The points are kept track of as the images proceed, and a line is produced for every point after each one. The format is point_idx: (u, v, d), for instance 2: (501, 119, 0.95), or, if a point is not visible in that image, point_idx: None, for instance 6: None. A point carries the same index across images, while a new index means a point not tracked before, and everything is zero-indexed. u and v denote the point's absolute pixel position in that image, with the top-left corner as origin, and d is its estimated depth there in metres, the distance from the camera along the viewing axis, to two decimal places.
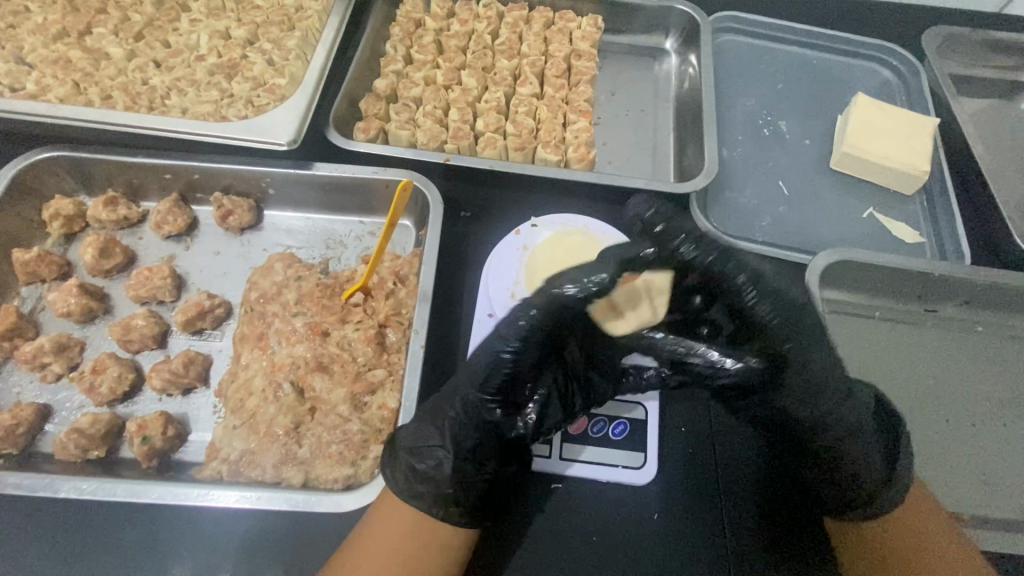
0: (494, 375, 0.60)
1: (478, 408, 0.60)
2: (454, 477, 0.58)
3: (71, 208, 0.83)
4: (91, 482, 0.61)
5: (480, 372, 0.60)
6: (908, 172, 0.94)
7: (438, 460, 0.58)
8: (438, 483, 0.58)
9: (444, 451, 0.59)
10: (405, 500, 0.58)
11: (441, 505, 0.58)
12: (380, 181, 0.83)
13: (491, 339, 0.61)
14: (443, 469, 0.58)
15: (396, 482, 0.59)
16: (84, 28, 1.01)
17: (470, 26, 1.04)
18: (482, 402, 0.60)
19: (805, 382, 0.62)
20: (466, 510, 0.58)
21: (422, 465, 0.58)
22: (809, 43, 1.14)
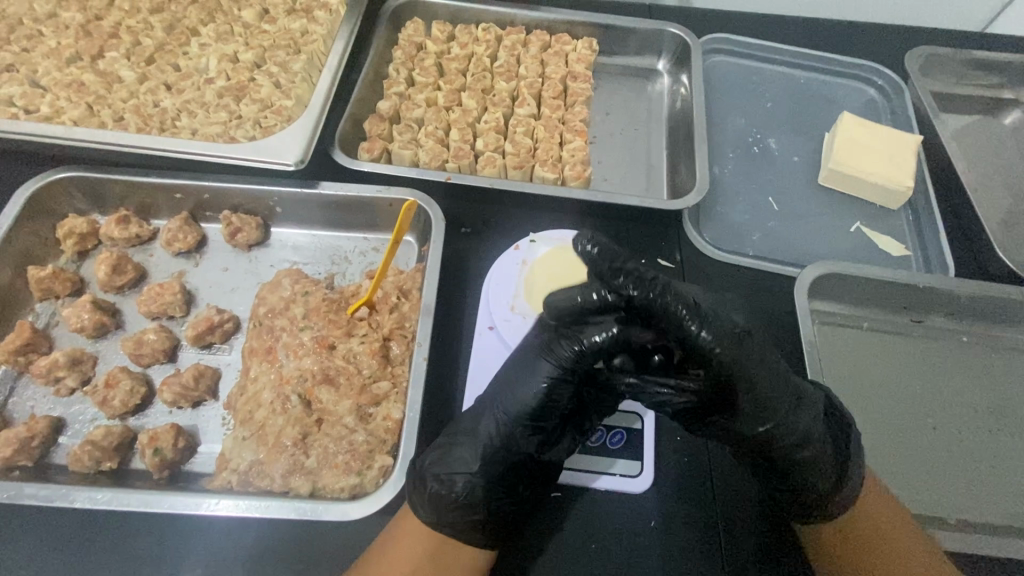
0: (533, 404, 0.60)
1: (512, 437, 0.61)
2: (486, 501, 0.61)
3: (84, 226, 0.86)
4: (104, 492, 0.62)
5: (518, 401, 0.61)
6: (892, 188, 0.97)
7: (469, 486, 0.60)
8: (468, 509, 0.60)
9: (474, 477, 0.61)
10: (438, 528, 0.60)
11: (473, 529, 0.60)
12: (384, 200, 0.86)
13: (529, 372, 0.60)
14: (476, 494, 0.60)
15: (426, 511, 0.60)
16: (97, 52, 1.05)
17: (469, 50, 1.08)
18: (519, 431, 0.61)
19: (755, 407, 0.57)
20: (493, 530, 0.61)
21: (453, 493, 0.60)
22: (796, 63, 1.19)
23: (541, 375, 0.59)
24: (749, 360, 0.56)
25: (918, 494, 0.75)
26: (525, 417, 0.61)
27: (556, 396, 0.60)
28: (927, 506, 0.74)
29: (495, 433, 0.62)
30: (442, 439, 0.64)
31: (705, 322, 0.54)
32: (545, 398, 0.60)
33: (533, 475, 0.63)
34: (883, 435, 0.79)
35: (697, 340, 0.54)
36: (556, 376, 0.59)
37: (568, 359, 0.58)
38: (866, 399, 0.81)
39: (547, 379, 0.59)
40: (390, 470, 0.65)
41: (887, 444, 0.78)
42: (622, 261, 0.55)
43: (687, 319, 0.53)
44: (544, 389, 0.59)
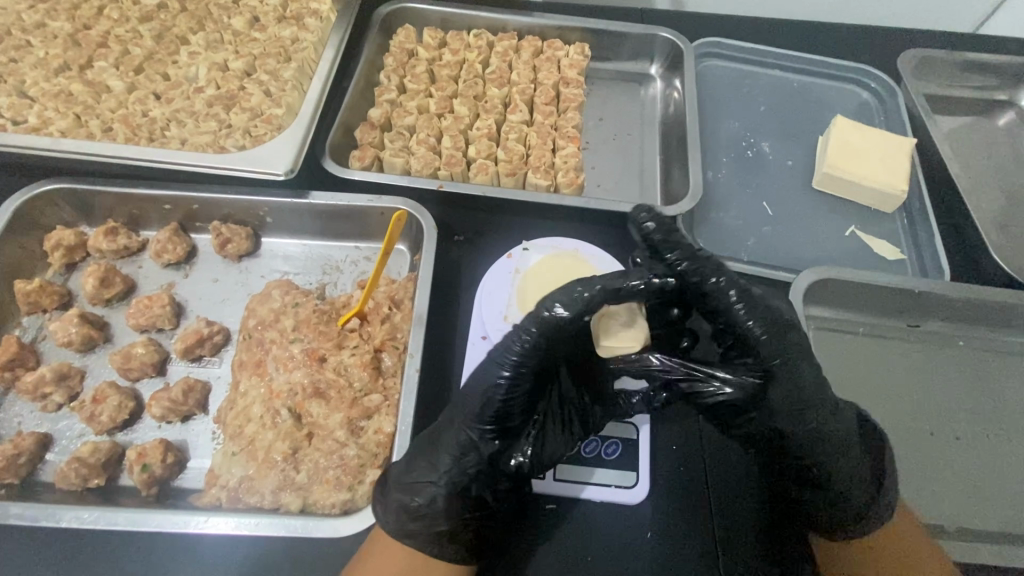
0: (491, 404, 0.61)
1: (473, 443, 0.61)
2: (449, 510, 0.60)
3: (72, 238, 0.85)
4: (92, 511, 0.61)
5: (476, 404, 0.61)
6: (887, 191, 0.97)
7: (431, 496, 0.60)
8: (432, 521, 0.60)
9: (437, 487, 0.60)
10: (399, 540, 0.60)
11: (436, 540, 0.61)
12: (375, 209, 0.85)
13: (487, 372, 0.62)
14: (438, 505, 0.60)
15: (389, 521, 0.60)
16: (85, 62, 1.04)
17: (461, 56, 1.08)
18: (479, 436, 0.62)
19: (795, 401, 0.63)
20: (464, 541, 0.61)
21: (415, 502, 0.59)
22: (789, 66, 1.19)
23: (496, 373, 0.61)
24: (792, 349, 0.63)
25: (913, 499, 0.75)
26: (487, 419, 0.61)
27: (512, 397, 0.61)
28: (921, 512, 0.74)
29: (459, 439, 0.62)
30: (414, 445, 0.64)
31: (754, 307, 0.63)
32: (497, 396, 0.61)
33: (501, 485, 0.62)
34: None
35: (745, 323, 0.62)
36: (510, 373, 0.61)
37: (520, 352, 0.60)
38: (864, 406, 0.81)
39: (503, 376, 0.61)
40: (381, 485, 0.64)
41: None
42: (676, 244, 0.66)
43: (735, 300, 0.63)
44: (501, 387, 0.61)
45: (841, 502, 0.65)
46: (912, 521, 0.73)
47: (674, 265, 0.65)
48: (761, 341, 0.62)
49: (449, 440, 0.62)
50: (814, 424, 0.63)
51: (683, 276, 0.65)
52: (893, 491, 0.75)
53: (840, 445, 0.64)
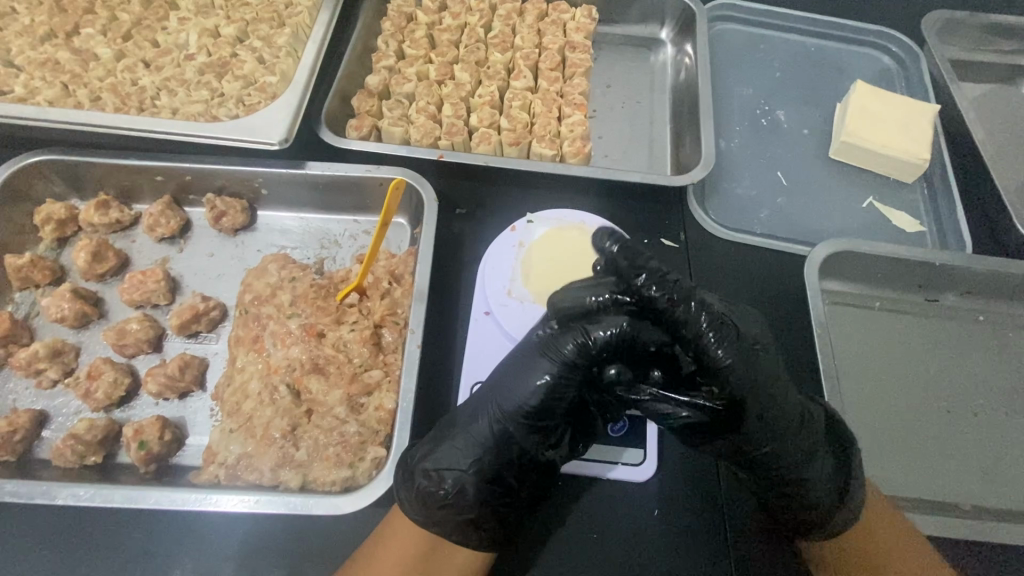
0: (531, 402, 0.58)
1: (509, 433, 0.59)
2: (477, 498, 0.58)
3: (62, 212, 0.82)
4: (88, 489, 0.60)
5: (516, 399, 0.58)
6: (908, 160, 0.93)
7: (460, 484, 0.58)
8: (460, 508, 0.58)
9: (467, 475, 0.58)
10: (425, 527, 0.58)
11: (462, 530, 0.58)
12: (373, 179, 0.82)
13: (531, 366, 0.58)
14: (467, 493, 0.58)
15: (413, 509, 0.58)
16: (72, 29, 1.00)
17: (462, 20, 1.03)
18: (517, 430, 0.59)
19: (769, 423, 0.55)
20: (490, 530, 0.58)
21: (442, 490, 0.57)
22: (806, 30, 1.13)
23: (541, 370, 0.57)
24: (745, 373, 0.52)
25: (924, 480, 0.72)
26: (526, 414, 0.58)
27: (557, 394, 0.58)
28: (932, 491, 0.72)
29: (492, 429, 0.59)
30: (433, 433, 0.61)
31: (726, 339, 0.52)
32: (541, 394, 0.58)
33: (532, 474, 0.60)
34: (891, 419, 0.76)
35: (714, 354, 0.52)
36: (557, 370, 0.57)
37: (572, 352, 0.56)
38: (879, 384, 0.78)
39: (548, 374, 0.57)
40: (383, 462, 0.63)
41: (895, 429, 0.75)
42: (643, 261, 0.52)
43: (707, 329, 0.52)
44: (545, 383, 0.57)
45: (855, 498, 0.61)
46: (921, 500, 0.71)
47: (643, 295, 0.52)
48: (724, 372, 0.52)
49: (486, 432, 0.59)
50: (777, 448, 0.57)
51: (647, 303, 0.53)
52: (903, 471, 0.73)
53: (809, 450, 0.59)
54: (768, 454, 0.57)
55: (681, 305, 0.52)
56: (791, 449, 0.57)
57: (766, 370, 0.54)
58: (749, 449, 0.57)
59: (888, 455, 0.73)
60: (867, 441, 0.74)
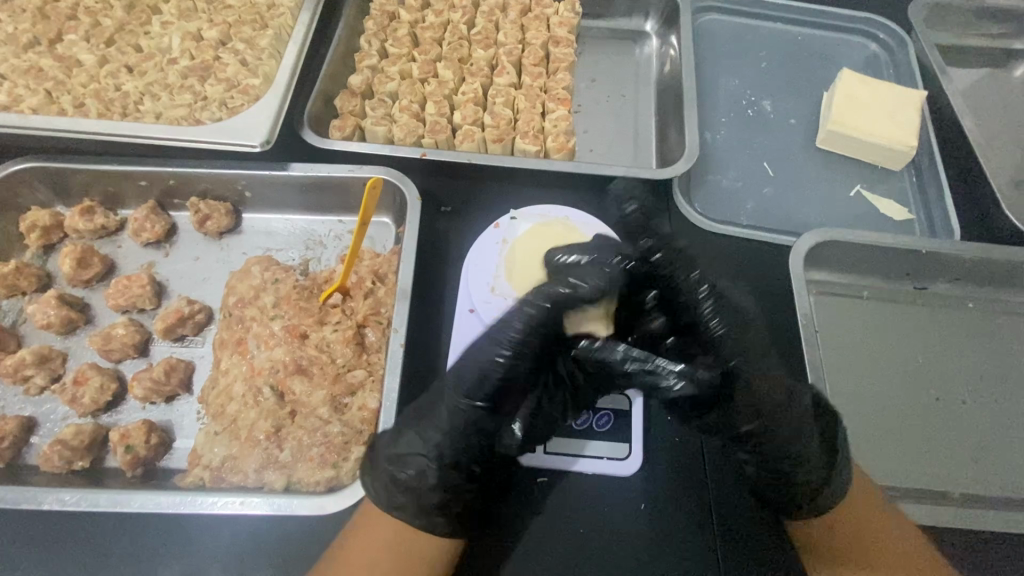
0: (488, 382, 0.60)
1: (468, 415, 0.60)
2: (438, 483, 0.59)
3: (48, 219, 0.82)
4: (74, 494, 0.60)
5: (471, 381, 0.60)
6: (895, 148, 0.92)
7: (421, 469, 0.59)
8: (420, 493, 0.59)
9: (426, 459, 0.59)
10: (387, 511, 0.58)
11: (423, 516, 0.58)
12: (356, 179, 0.82)
13: (483, 349, 0.61)
14: (427, 478, 0.59)
15: (378, 496, 0.58)
16: (55, 36, 1.00)
17: (445, 17, 1.02)
18: (474, 413, 0.60)
19: (757, 404, 0.64)
20: (454, 513, 0.59)
21: (405, 475, 0.58)
22: (792, 19, 1.12)
23: (494, 351, 0.60)
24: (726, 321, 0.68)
25: (906, 466, 0.72)
26: (483, 394, 0.60)
27: (511, 373, 0.60)
28: (911, 477, 0.71)
29: (451, 412, 0.60)
30: (400, 420, 0.62)
31: (722, 311, 0.68)
32: (493, 375, 0.60)
33: (492, 457, 0.62)
34: (874, 405, 0.76)
35: (709, 323, 0.67)
36: (508, 351, 0.59)
37: (520, 332, 0.59)
38: (865, 374, 0.78)
39: (502, 353, 0.60)
40: None
41: (881, 417, 0.75)
42: (645, 241, 0.69)
43: (704, 301, 0.67)
44: (499, 363, 0.60)
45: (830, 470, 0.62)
46: (905, 487, 0.71)
47: (647, 257, 0.67)
48: (721, 333, 0.67)
49: (445, 420, 0.60)
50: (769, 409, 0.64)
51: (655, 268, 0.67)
52: (886, 457, 0.72)
53: (794, 426, 0.63)
54: (757, 427, 0.64)
55: (682, 271, 0.67)
56: (774, 428, 0.64)
57: (753, 338, 0.69)
58: (741, 422, 0.64)
59: (874, 442, 0.73)
60: (848, 426, 0.74)
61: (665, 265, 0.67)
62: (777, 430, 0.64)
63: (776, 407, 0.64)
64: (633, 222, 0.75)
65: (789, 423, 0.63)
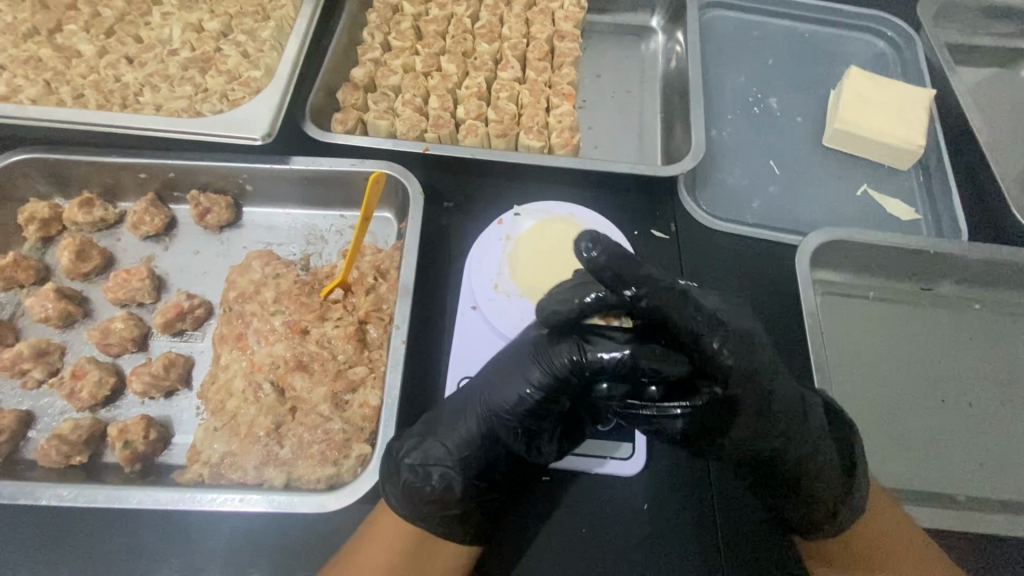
0: (520, 408, 0.58)
1: (498, 434, 0.60)
2: (464, 496, 0.59)
3: (46, 211, 0.82)
4: (71, 489, 0.60)
5: (504, 405, 0.58)
6: (903, 147, 0.91)
7: (447, 481, 0.59)
8: (445, 504, 0.59)
9: (453, 472, 0.59)
10: (411, 520, 0.58)
11: (447, 524, 0.59)
12: (357, 174, 0.81)
13: (519, 373, 0.58)
14: (453, 490, 0.59)
15: (399, 504, 0.58)
16: (54, 26, 0.99)
17: (449, 10, 1.01)
18: (506, 433, 0.59)
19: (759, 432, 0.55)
20: (475, 524, 0.59)
21: (429, 486, 0.58)
22: (799, 15, 1.11)
23: (527, 382, 0.57)
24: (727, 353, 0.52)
25: (912, 470, 0.72)
26: (515, 418, 0.59)
27: (544, 406, 0.58)
28: (917, 480, 0.71)
29: (483, 429, 0.60)
30: (421, 427, 0.62)
31: (727, 343, 0.51)
32: (526, 405, 0.58)
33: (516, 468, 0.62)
34: (880, 409, 0.75)
35: (723, 359, 0.51)
36: (546, 383, 0.57)
37: (558, 369, 0.56)
38: (872, 376, 0.77)
39: (538, 385, 0.57)
40: (368, 459, 0.62)
41: (888, 420, 0.74)
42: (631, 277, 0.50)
43: (705, 335, 0.51)
44: (532, 395, 0.57)
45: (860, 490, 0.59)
46: (911, 491, 0.70)
47: (635, 303, 0.51)
48: (726, 370, 0.51)
49: (476, 434, 0.60)
50: (785, 439, 0.56)
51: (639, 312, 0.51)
52: (892, 461, 0.72)
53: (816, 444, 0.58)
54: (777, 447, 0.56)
55: (677, 311, 0.51)
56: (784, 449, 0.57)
57: (749, 354, 0.53)
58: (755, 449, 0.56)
59: (880, 445, 0.73)
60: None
61: (652, 306, 0.51)
62: (794, 449, 0.57)
63: (797, 425, 0.56)
64: (602, 263, 0.50)
65: (804, 445, 0.57)
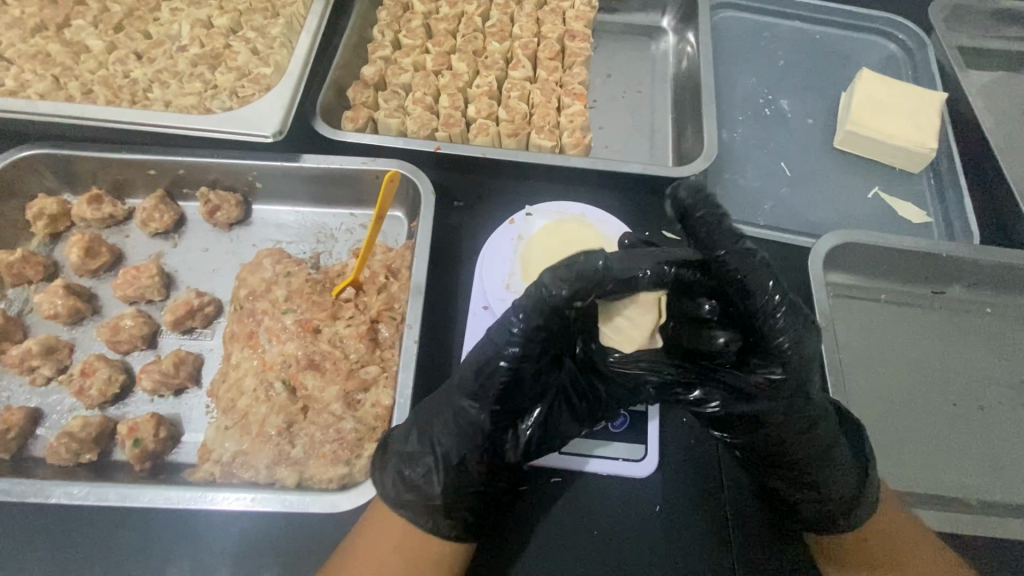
0: (495, 383, 0.54)
1: (474, 416, 0.56)
2: (446, 486, 0.57)
3: (54, 207, 0.81)
4: (82, 487, 0.59)
5: (476, 380, 0.55)
6: (914, 150, 0.91)
7: (428, 469, 0.57)
8: (428, 495, 0.57)
9: (434, 459, 0.57)
10: (395, 509, 0.57)
11: (430, 517, 0.57)
12: (369, 172, 0.81)
13: (488, 345, 0.55)
14: (434, 479, 0.57)
15: (388, 493, 0.57)
16: (62, 21, 0.98)
17: (460, 9, 1.01)
18: (483, 414, 0.56)
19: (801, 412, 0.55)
20: (461, 518, 0.57)
21: (414, 473, 0.57)
22: (809, 17, 1.11)
23: (498, 351, 0.54)
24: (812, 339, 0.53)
25: (922, 473, 0.71)
26: (488, 395, 0.55)
27: (519, 378, 0.54)
28: (927, 484, 0.71)
29: (457, 410, 0.56)
30: (413, 415, 0.60)
31: (796, 327, 0.51)
32: (498, 378, 0.54)
33: (500, 460, 0.58)
34: (890, 414, 0.74)
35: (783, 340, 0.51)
36: (516, 352, 0.53)
37: (525, 333, 0.52)
38: (883, 379, 0.77)
39: (509, 354, 0.53)
40: None
41: (898, 423, 0.74)
42: (717, 235, 0.53)
43: (779, 318, 0.51)
44: (504, 367, 0.54)
45: (864, 495, 0.59)
46: (922, 494, 0.70)
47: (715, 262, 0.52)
48: (787, 355, 0.52)
49: (453, 416, 0.57)
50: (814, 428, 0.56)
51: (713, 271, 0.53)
52: (904, 465, 0.71)
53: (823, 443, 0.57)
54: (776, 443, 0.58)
55: (756, 283, 0.51)
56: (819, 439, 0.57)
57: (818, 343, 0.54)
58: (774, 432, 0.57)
59: (892, 448, 0.72)
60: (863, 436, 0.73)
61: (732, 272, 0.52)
62: (823, 441, 0.57)
63: (797, 420, 0.55)
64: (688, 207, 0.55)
65: (829, 436, 0.57)
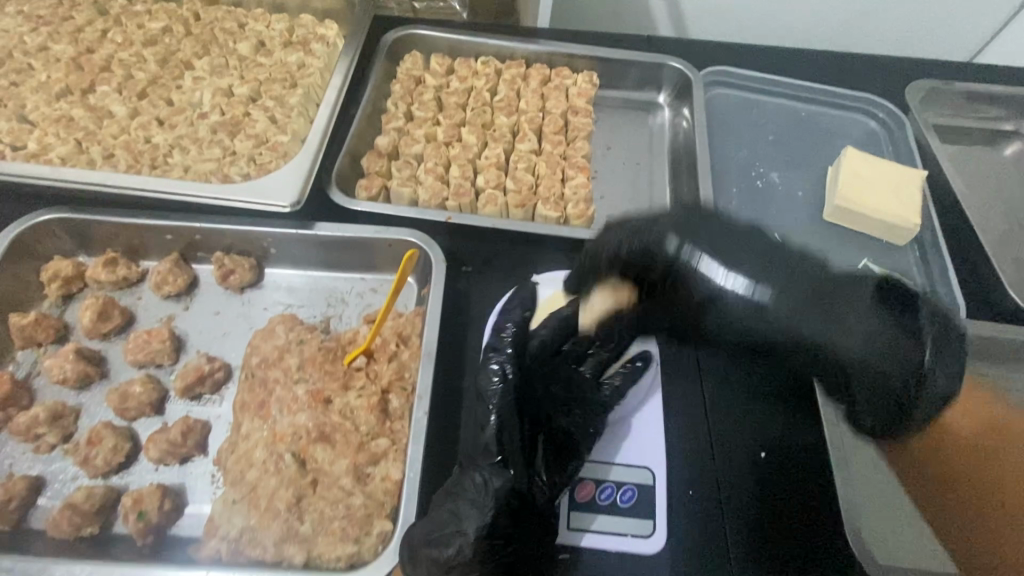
0: (491, 419, 0.67)
1: (495, 475, 0.62)
2: (479, 559, 0.58)
3: (69, 269, 0.82)
4: (84, 566, 0.58)
5: (484, 420, 0.67)
6: (899, 224, 0.96)
7: (462, 546, 0.58)
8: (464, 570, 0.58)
9: (466, 533, 0.58)
10: None
11: None
12: (382, 241, 0.84)
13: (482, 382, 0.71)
14: (468, 553, 0.58)
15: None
16: (87, 86, 1.02)
17: (469, 83, 1.07)
18: (497, 464, 0.63)
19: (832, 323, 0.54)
20: None
21: (446, 554, 0.57)
22: (796, 96, 1.18)
23: (490, 378, 0.69)
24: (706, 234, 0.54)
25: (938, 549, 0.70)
26: (499, 431, 0.65)
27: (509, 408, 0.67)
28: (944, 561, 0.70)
29: (483, 478, 0.62)
30: (437, 495, 0.62)
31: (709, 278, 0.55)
32: (498, 410, 0.67)
33: (529, 521, 0.61)
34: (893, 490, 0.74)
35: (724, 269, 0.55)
36: (500, 375, 0.69)
37: (511, 351, 0.72)
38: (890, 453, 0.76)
39: (497, 376, 0.69)
40: (389, 537, 0.61)
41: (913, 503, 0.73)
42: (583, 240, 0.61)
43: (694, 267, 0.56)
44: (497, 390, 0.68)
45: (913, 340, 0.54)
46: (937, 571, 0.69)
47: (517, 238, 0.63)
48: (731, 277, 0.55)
49: (476, 478, 0.62)
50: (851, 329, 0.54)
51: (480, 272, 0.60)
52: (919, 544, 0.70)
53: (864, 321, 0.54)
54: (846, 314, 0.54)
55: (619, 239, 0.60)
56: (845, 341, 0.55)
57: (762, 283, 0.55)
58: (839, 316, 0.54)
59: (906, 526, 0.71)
60: (874, 530, 0.70)
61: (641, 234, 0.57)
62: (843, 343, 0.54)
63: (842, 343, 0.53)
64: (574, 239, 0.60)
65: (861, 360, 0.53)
